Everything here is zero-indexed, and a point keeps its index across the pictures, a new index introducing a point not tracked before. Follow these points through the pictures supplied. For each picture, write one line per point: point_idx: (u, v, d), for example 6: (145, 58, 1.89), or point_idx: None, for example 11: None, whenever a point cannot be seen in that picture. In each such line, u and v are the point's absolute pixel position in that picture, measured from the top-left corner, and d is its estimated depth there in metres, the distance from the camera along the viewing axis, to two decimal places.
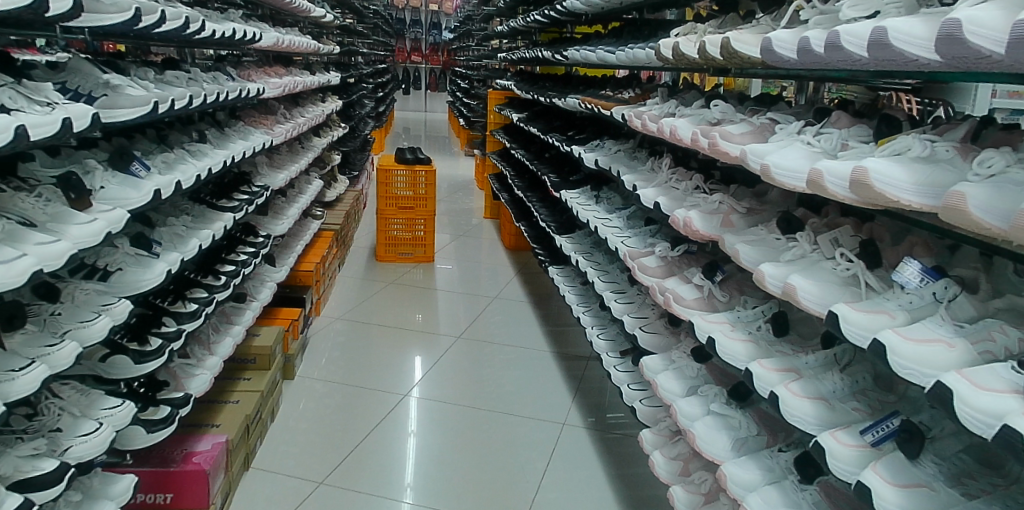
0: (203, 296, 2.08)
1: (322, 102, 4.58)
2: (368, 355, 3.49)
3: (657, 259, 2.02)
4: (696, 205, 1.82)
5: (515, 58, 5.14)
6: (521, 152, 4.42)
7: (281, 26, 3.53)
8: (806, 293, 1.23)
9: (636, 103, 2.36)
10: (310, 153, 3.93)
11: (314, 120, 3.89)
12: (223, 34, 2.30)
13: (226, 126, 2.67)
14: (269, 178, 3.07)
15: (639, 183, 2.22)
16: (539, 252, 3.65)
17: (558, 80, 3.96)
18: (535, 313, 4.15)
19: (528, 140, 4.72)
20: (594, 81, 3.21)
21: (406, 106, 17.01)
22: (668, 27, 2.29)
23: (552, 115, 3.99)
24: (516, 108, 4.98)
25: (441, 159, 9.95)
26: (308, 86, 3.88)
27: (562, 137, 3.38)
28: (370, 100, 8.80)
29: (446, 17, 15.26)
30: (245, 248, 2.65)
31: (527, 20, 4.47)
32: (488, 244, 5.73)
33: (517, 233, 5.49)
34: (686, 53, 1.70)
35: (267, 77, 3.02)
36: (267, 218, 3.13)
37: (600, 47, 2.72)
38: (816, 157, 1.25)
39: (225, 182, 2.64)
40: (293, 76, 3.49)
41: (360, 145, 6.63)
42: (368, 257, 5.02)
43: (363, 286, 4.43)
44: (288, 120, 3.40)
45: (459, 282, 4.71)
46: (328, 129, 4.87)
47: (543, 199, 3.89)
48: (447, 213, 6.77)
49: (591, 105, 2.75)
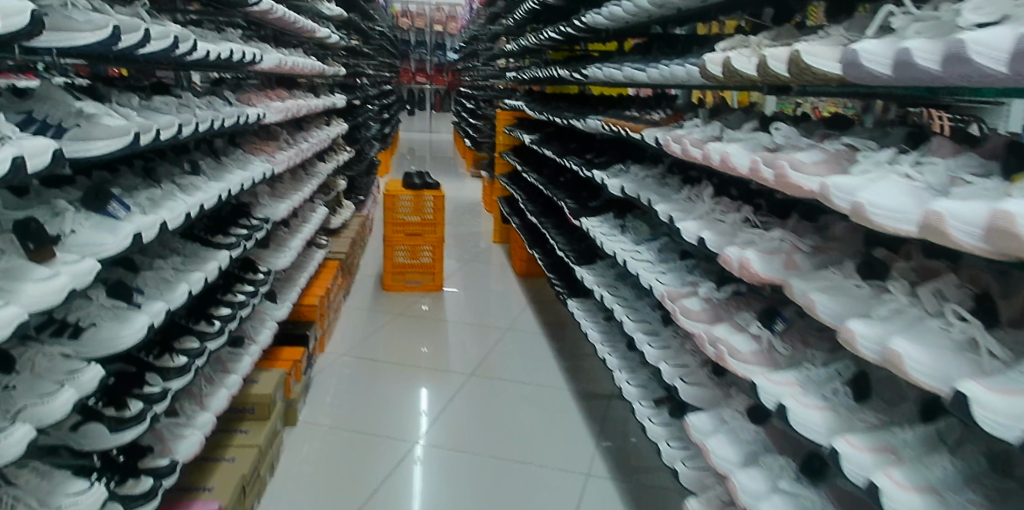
0: (195, 348, 1.89)
1: (328, 126, 4.41)
2: (375, 396, 3.27)
3: (701, 302, 1.81)
4: (751, 242, 1.60)
5: (525, 78, 4.95)
6: (534, 176, 4.21)
7: (285, 47, 3.35)
8: (916, 364, 1.00)
9: (669, 126, 2.16)
10: (314, 179, 3.74)
11: (318, 145, 3.70)
12: (220, 55, 2.11)
13: (224, 154, 2.48)
14: (271, 208, 2.87)
15: (675, 215, 2.01)
16: (556, 282, 3.42)
17: (572, 101, 3.76)
18: (551, 347, 3.92)
19: (540, 162, 4.52)
20: (613, 101, 3.00)
21: (411, 127, 16.92)
22: (704, 42, 2.08)
23: (567, 137, 3.79)
24: (528, 129, 4.78)
25: (448, 180, 9.77)
26: (313, 109, 3.69)
27: (580, 161, 3.17)
28: (375, 121, 8.65)
29: (451, 38, 15.19)
30: (243, 286, 2.45)
31: (539, 39, 4.29)
32: (498, 270, 5.51)
33: (529, 259, 5.26)
34: (740, 69, 1.50)
35: (268, 101, 2.83)
36: (267, 252, 2.93)
37: (625, 65, 2.52)
38: (920, 194, 1.04)
39: (222, 215, 2.44)
40: (296, 99, 3.30)
41: (366, 169, 6.46)
42: (375, 285, 4.82)
43: (370, 317, 4.22)
44: (291, 146, 3.21)
45: (470, 311, 4.49)
46: (334, 153, 4.70)
47: (559, 226, 3.67)
48: (457, 237, 6.57)
49: (615, 126, 2.55)
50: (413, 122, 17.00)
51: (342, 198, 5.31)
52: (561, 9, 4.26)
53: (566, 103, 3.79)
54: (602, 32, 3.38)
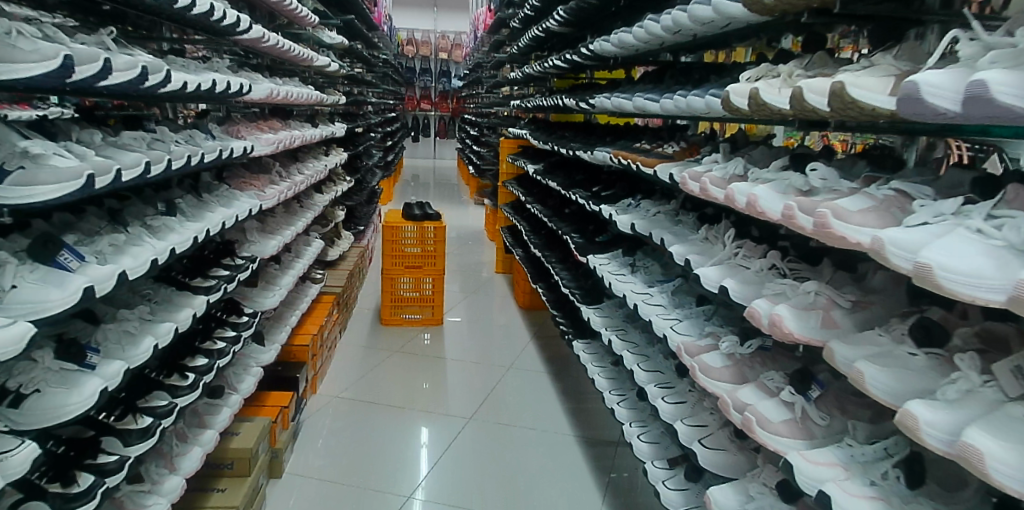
0: (162, 407, 1.76)
1: (325, 156, 4.26)
2: (369, 443, 3.07)
3: (722, 358, 1.63)
4: (782, 295, 1.43)
5: (529, 106, 4.80)
6: (537, 207, 4.04)
7: (279, 76, 3.21)
8: (999, 466, 0.81)
9: (685, 160, 1.99)
10: (309, 212, 3.58)
11: (314, 177, 3.54)
12: (201, 86, 1.96)
13: (207, 190, 2.32)
14: (259, 245, 2.70)
15: (692, 258, 1.84)
16: (560, 320, 3.23)
17: (578, 130, 3.61)
18: (555, 388, 3.71)
19: (544, 192, 4.35)
20: (622, 132, 2.84)
21: (415, 154, 16.85)
22: (723, 71, 1.92)
23: (572, 168, 3.62)
24: (532, 159, 4.62)
25: (451, 208, 9.62)
26: (309, 140, 3.54)
27: (586, 194, 3.00)
28: (378, 149, 8.52)
29: (455, 65, 15.16)
30: (224, 331, 2.27)
31: (544, 66, 4.15)
32: (500, 302, 5.32)
33: (532, 292, 5.07)
34: (769, 102, 1.34)
35: (258, 133, 2.67)
36: (254, 291, 2.76)
37: (635, 94, 2.36)
38: (1001, 255, 0.87)
39: (204, 254, 2.28)
40: (290, 130, 3.15)
41: (366, 198, 6.32)
42: (372, 319, 4.64)
43: (366, 355, 4.03)
44: (284, 179, 3.05)
45: (471, 347, 4.29)
46: (332, 184, 4.55)
47: (564, 261, 3.48)
48: (458, 267, 6.39)
49: (623, 159, 2.38)
50: (417, 149, 16.95)
51: (341, 228, 5.15)
52: (567, 37, 4.13)
53: (571, 132, 3.63)
54: (609, 61, 3.23)
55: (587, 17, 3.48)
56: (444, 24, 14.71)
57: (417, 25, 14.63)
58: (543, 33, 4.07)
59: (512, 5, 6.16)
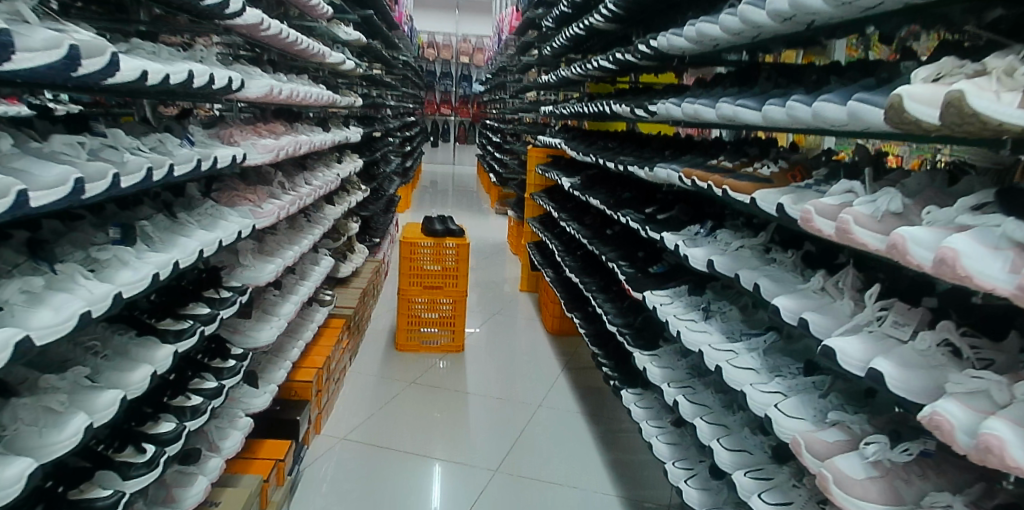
0: (103, 499, 1.32)
1: (338, 163, 3.85)
2: (380, 499, 2.61)
3: (866, 466, 1.16)
4: (984, 397, 0.96)
5: (565, 112, 4.35)
6: (573, 226, 3.57)
7: (284, 72, 2.79)
8: None
9: (792, 185, 1.54)
10: (317, 227, 3.15)
11: (324, 187, 3.12)
12: (175, 80, 1.54)
13: (189, 207, 1.90)
14: (254, 270, 2.27)
15: (807, 313, 1.38)
16: (604, 361, 2.77)
17: (623, 141, 3.14)
18: (593, 433, 3.24)
19: (580, 208, 3.88)
20: (686, 145, 2.37)
21: (434, 159, 16.49)
22: (850, 70, 1.47)
23: (617, 185, 3.16)
24: (566, 170, 4.16)
25: (470, 218, 9.20)
26: (319, 145, 3.12)
27: (639, 217, 2.54)
28: (395, 155, 8.13)
29: (477, 69, 14.75)
30: (202, 380, 1.85)
31: (583, 69, 3.70)
32: (525, 325, 4.84)
33: (561, 315, 4.59)
34: (979, 109, 0.89)
35: (254, 138, 2.25)
36: (247, 323, 2.34)
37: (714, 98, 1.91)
38: None
39: (180, 286, 1.86)
40: (297, 135, 2.73)
41: (383, 207, 5.90)
42: (386, 341, 4.18)
43: (378, 386, 3.58)
44: (287, 190, 2.63)
45: (495, 379, 3.83)
46: (345, 193, 4.13)
47: (607, 291, 3.01)
48: (479, 282, 5.95)
49: (692, 177, 1.94)
50: (436, 154, 16.59)
51: (355, 241, 4.74)
52: (609, 36, 3.69)
53: (614, 143, 3.17)
54: (667, 64, 2.77)
55: (638, 13, 3.03)
56: (467, 28, 14.37)
57: (439, 28, 14.30)
58: (583, 32, 3.62)
59: (542, 4, 5.74)
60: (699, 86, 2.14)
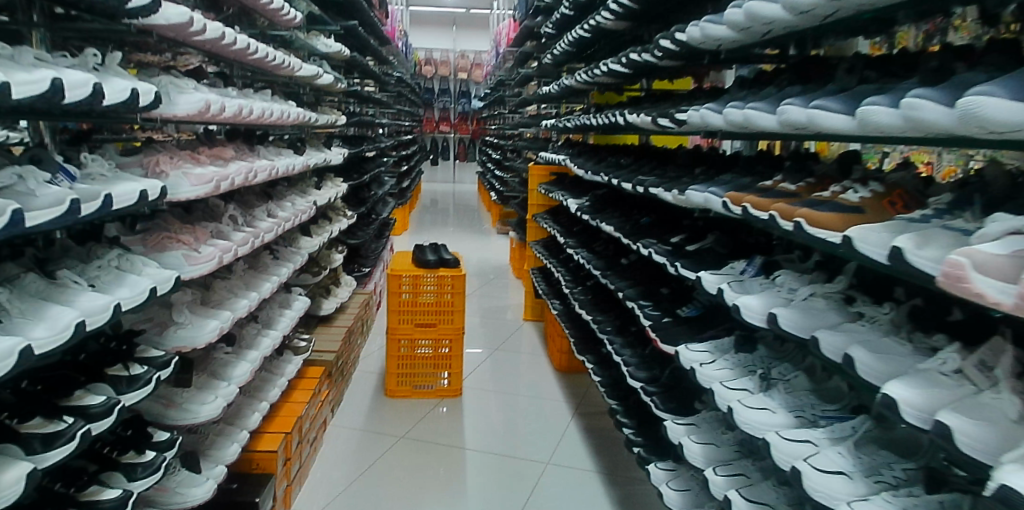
0: None
1: (316, 189, 3.40)
2: None
3: None
4: None
5: (569, 125, 3.90)
6: (583, 253, 3.11)
7: (238, 86, 2.36)
8: None
9: (906, 217, 1.09)
10: (289, 264, 2.70)
11: (294, 218, 2.67)
12: (24, 93, 1.07)
13: (89, 259, 1.46)
14: (194, 327, 1.82)
15: (943, 410, 0.92)
16: (624, 420, 2.29)
17: (638, 157, 2.69)
18: (612, 498, 2.75)
19: (590, 232, 3.42)
20: (723, 161, 1.93)
21: (433, 178, 16.06)
22: (993, 57, 1.02)
23: (633, 207, 2.71)
24: (573, 190, 3.70)
25: (471, 239, 8.74)
26: (289, 170, 2.68)
27: (665, 248, 2.08)
28: (390, 175, 7.69)
29: (475, 85, 14.40)
30: (101, 490, 1.38)
31: (583, 76, 3.27)
32: (530, 360, 4.36)
33: (569, 350, 4.11)
34: None
35: (188, 165, 1.79)
36: (186, 393, 1.88)
37: (771, 97, 1.46)
38: None
39: (77, 367, 1.42)
40: (254, 159, 2.29)
41: (374, 233, 5.45)
42: (375, 385, 3.69)
43: (363, 444, 3.09)
44: (243, 225, 2.18)
45: (497, 429, 3.34)
46: (325, 222, 3.68)
47: (626, 334, 2.54)
48: (479, 310, 5.48)
49: (740, 202, 1.48)
50: (435, 173, 16.15)
51: (341, 271, 4.28)
52: (617, 38, 3.25)
53: (629, 159, 2.72)
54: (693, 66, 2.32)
55: (654, 7, 2.59)
56: (464, 43, 14.01)
57: (435, 45, 13.94)
58: (587, 35, 3.18)
59: (542, 12, 5.33)
60: (743, 87, 1.70)
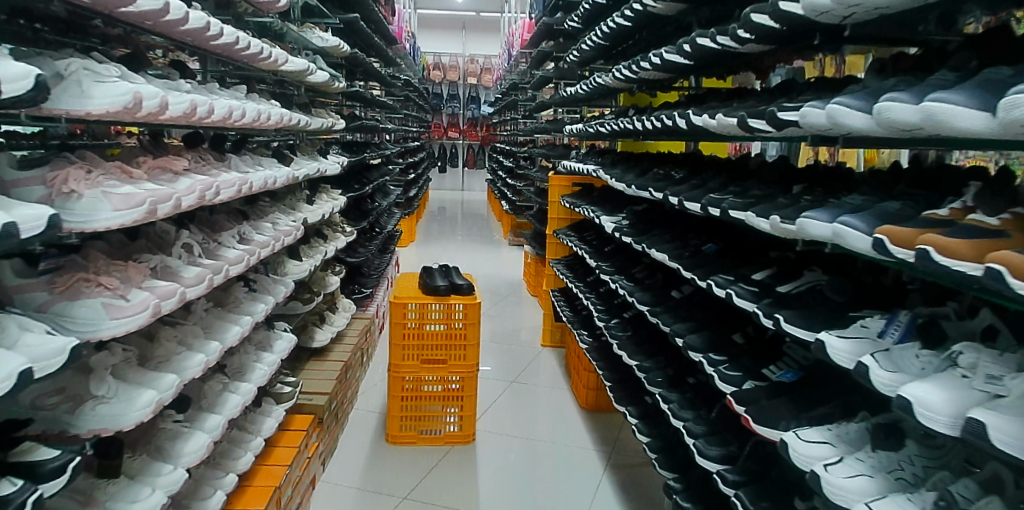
0: None
1: (307, 204, 2.91)
2: None
3: None
4: None
5: (597, 129, 3.40)
6: (622, 281, 2.59)
7: (199, 80, 1.87)
8: None
9: None
10: (272, 297, 2.22)
11: (277, 241, 2.19)
12: None
13: None
14: (126, 399, 1.32)
15: None
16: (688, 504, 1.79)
17: (694, 167, 2.19)
18: None
19: (628, 254, 2.90)
20: (842, 180, 1.43)
21: (441, 185, 15.58)
22: None
23: (688, 228, 2.20)
24: (606, 203, 3.19)
25: (481, 250, 8.23)
26: (270, 183, 2.20)
27: (748, 290, 1.59)
28: (395, 184, 7.21)
29: (485, 89, 13.91)
30: None
31: (615, 75, 2.78)
32: (552, 394, 3.83)
33: (598, 385, 3.57)
34: None
35: (112, 184, 1.29)
36: (112, 486, 1.39)
37: (974, 82, 0.95)
38: None
39: None
40: (218, 172, 1.80)
41: (378, 248, 4.95)
42: (375, 428, 3.17)
43: (359, 507, 2.57)
44: (202, 256, 1.69)
45: (518, 485, 2.81)
46: (319, 241, 3.19)
47: (682, 389, 2.04)
48: (493, 333, 4.97)
49: (905, 248, 0.99)
50: (444, 180, 15.64)
51: (339, 294, 3.79)
52: (659, 26, 2.75)
53: (682, 169, 2.22)
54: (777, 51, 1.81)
55: None
56: (474, 47, 13.61)
57: (444, 49, 13.53)
58: (626, 23, 2.67)
59: (562, 8, 4.85)
60: (889, 75, 1.20)
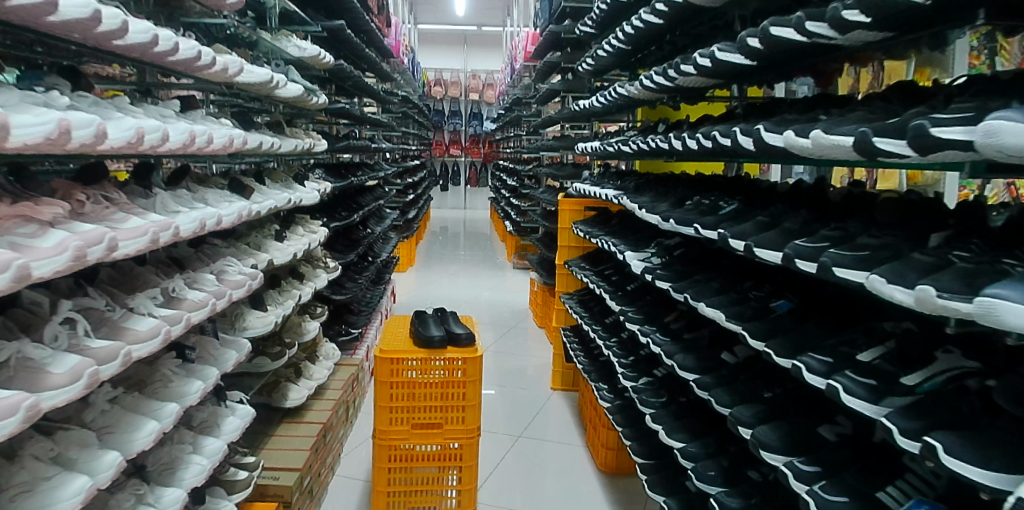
0: None
1: (275, 241, 2.45)
2: None
3: None
4: None
5: (616, 146, 2.94)
6: (654, 333, 2.10)
7: (112, 96, 1.42)
8: None
9: None
10: (216, 368, 1.74)
11: (223, 296, 1.71)
12: None
13: None
14: None
15: None
16: None
17: (750, 198, 1.72)
18: None
19: (658, 297, 2.41)
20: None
21: (443, 204, 15.11)
22: None
23: (743, 276, 1.73)
24: (628, 235, 2.71)
25: (484, 274, 7.75)
26: (219, 223, 1.73)
27: (859, 381, 1.12)
28: (391, 207, 6.74)
29: (487, 105, 13.51)
30: None
31: (640, 84, 2.33)
32: (566, 451, 3.31)
33: (619, 444, 3.06)
34: None
35: None
36: None
37: None
38: None
39: None
40: (128, 216, 1.33)
41: (370, 280, 4.50)
42: (358, 502, 2.67)
43: None
44: (94, 336, 1.21)
45: None
46: (293, 281, 2.72)
47: (744, 489, 1.55)
48: (497, 372, 4.48)
49: None
50: (446, 198, 15.18)
51: (321, 338, 3.32)
52: (693, 25, 2.30)
53: (734, 200, 1.75)
54: (879, 44, 1.34)
55: None
56: (475, 63, 13.23)
57: (445, 65, 13.15)
58: (655, 20, 2.21)
59: (570, 14, 4.41)
60: None
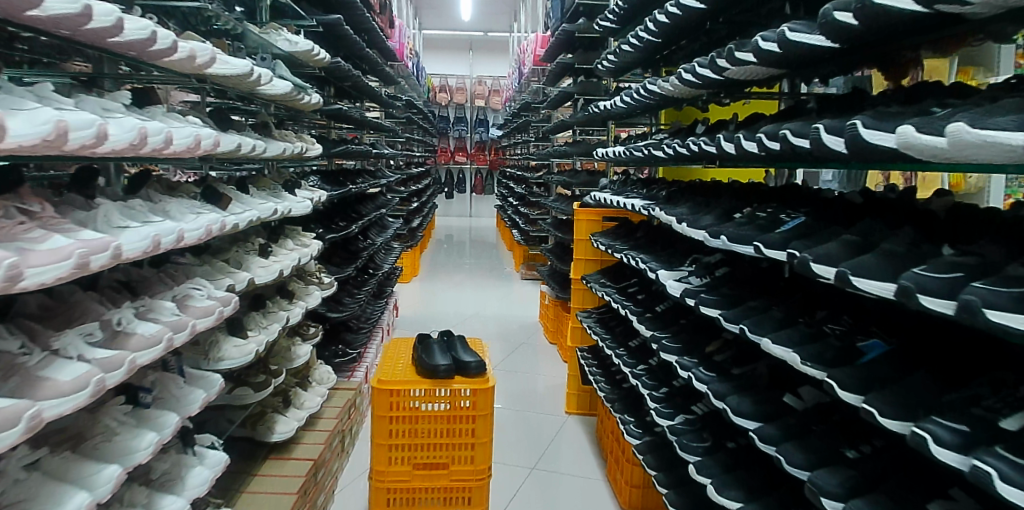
0: None
1: (259, 257, 2.17)
2: None
3: None
4: None
5: (641, 151, 2.64)
6: (695, 367, 1.80)
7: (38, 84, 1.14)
8: None
9: None
10: (176, 414, 1.45)
11: (184, 330, 1.42)
12: None
13: None
14: None
15: None
16: None
17: (820, 211, 1.42)
18: None
19: (696, 322, 2.11)
20: None
21: (448, 212, 14.83)
22: None
23: (812, 306, 1.43)
24: (657, 250, 2.42)
25: (491, 286, 7.45)
26: (182, 240, 1.44)
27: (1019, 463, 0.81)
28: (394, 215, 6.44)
29: (493, 111, 13.25)
30: None
31: (674, 79, 2.03)
32: (585, 487, 2.99)
33: (644, 481, 2.74)
34: None
35: None
36: None
37: None
38: None
39: None
40: (49, 233, 1.05)
41: (370, 294, 4.21)
42: None
43: None
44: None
45: None
46: (281, 301, 2.43)
47: None
48: (507, 393, 4.18)
49: None
50: (451, 206, 14.90)
51: (316, 360, 3.03)
52: (736, 10, 2.01)
53: (798, 214, 1.46)
54: (1008, 15, 1.05)
55: None
56: (481, 69, 12.98)
57: (451, 70, 12.90)
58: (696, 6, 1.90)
59: (585, 12, 4.14)
60: None
